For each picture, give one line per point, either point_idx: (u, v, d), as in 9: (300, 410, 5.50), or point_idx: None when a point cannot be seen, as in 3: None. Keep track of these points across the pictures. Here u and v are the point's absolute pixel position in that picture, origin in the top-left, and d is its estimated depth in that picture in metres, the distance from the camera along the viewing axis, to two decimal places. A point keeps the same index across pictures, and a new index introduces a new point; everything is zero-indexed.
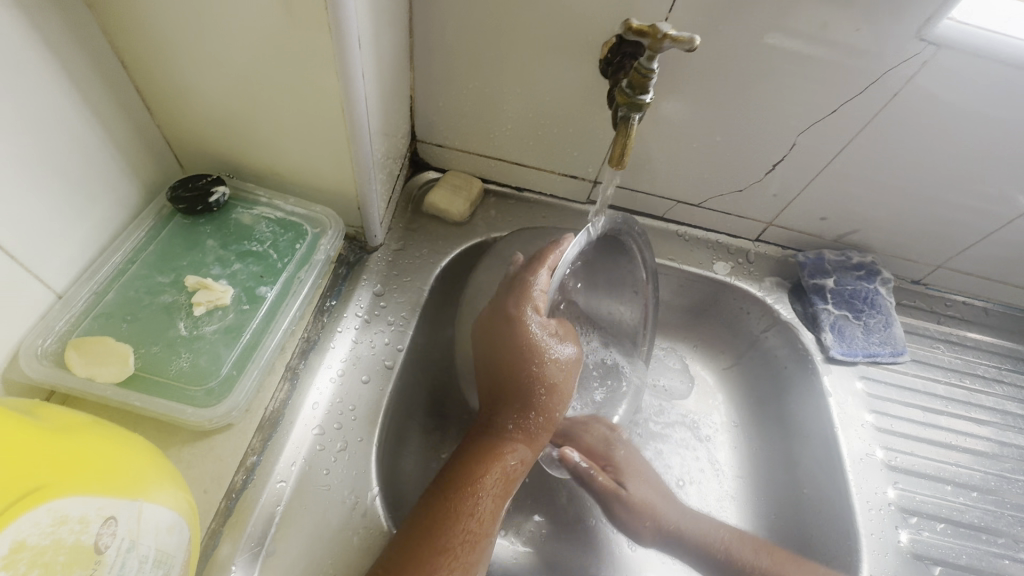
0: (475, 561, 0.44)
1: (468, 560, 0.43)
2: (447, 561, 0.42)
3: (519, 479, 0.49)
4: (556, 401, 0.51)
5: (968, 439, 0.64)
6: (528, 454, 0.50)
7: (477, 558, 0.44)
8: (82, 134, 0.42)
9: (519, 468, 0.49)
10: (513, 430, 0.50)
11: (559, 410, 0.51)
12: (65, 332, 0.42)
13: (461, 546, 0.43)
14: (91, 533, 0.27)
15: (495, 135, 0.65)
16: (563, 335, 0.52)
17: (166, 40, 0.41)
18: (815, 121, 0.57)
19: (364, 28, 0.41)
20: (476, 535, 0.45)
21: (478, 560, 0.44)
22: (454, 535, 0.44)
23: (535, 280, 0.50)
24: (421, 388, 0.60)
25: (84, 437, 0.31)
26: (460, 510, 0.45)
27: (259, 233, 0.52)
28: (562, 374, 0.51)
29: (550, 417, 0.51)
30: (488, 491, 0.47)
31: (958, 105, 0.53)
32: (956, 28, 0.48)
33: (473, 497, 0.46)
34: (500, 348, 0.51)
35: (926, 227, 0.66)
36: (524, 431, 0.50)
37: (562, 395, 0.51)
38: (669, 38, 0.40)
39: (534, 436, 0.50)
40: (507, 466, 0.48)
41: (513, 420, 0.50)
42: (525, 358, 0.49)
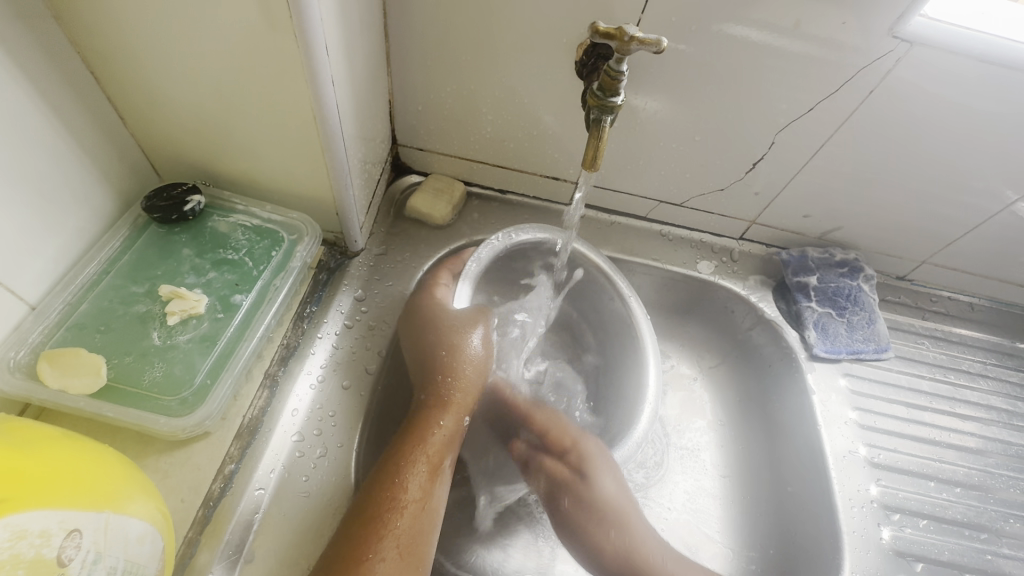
0: (407, 529, 0.45)
1: (399, 527, 0.45)
2: (376, 533, 0.43)
3: (448, 449, 0.50)
4: (462, 366, 0.53)
5: (953, 435, 0.64)
6: (451, 421, 0.51)
7: (412, 526, 0.45)
8: (53, 146, 0.42)
9: (443, 435, 0.50)
10: (434, 402, 0.52)
11: (468, 373, 0.53)
12: (40, 343, 0.42)
13: (388, 514, 0.45)
14: (53, 547, 0.27)
15: (475, 138, 0.65)
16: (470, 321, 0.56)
17: (134, 51, 0.41)
18: (792, 120, 0.58)
19: (332, 35, 0.41)
20: (404, 502, 0.46)
21: (412, 527, 0.45)
22: (383, 505, 0.45)
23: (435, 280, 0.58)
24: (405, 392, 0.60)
25: (48, 449, 0.31)
26: (385, 482, 0.46)
27: (234, 241, 0.52)
28: (465, 347, 0.54)
29: (464, 386, 0.53)
30: (413, 462, 0.48)
31: (933, 101, 0.53)
32: (927, 26, 0.48)
33: (401, 468, 0.47)
34: (415, 336, 0.55)
35: (908, 223, 0.66)
36: (441, 400, 0.52)
37: (467, 359, 0.54)
38: (636, 41, 0.40)
39: (450, 404, 0.52)
40: (429, 436, 0.50)
41: (432, 392, 0.52)
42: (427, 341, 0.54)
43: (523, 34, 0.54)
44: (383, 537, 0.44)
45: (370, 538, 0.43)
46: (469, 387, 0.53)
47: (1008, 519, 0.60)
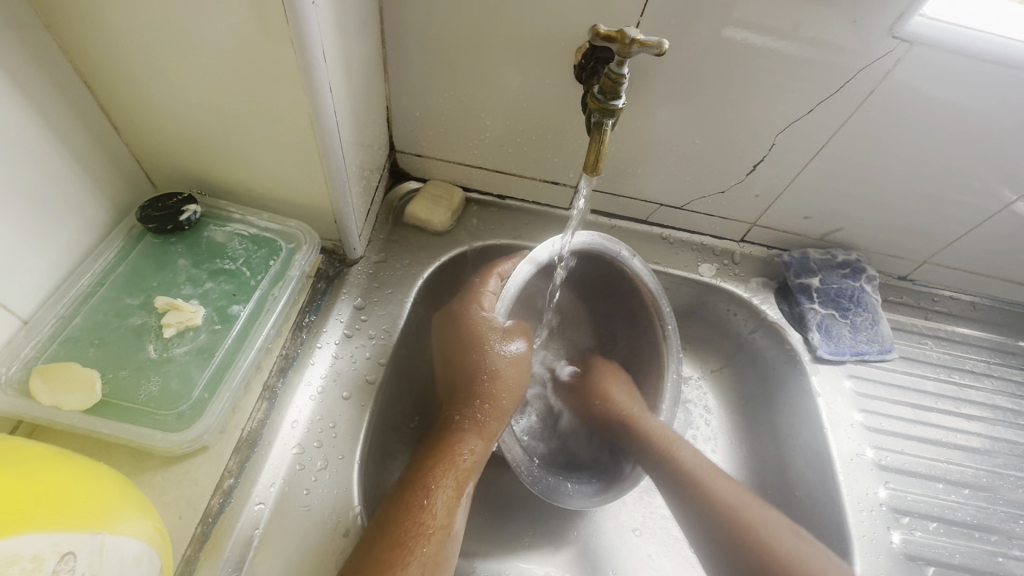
0: (433, 555, 0.44)
1: (425, 554, 0.43)
2: (403, 557, 0.42)
3: (475, 473, 0.50)
4: (501, 389, 0.53)
5: (959, 436, 0.64)
6: (481, 446, 0.51)
7: (438, 552, 0.44)
8: (44, 157, 0.41)
9: (473, 461, 0.50)
10: (466, 424, 0.51)
11: (505, 399, 0.53)
12: (31, 359, 0.41)
13: (415, 539, 0.44)
14: (45, 572, 0.26)
15: (473, 144, 0.65)
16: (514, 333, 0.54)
17: (128, 60, 0.41)
18: (792, 121, 0.57)
19: (328, 41, 0.40)
20: (432, 528, 0.45)
21: (437, 553, 0.44)
22: (410, 529, 0.44)
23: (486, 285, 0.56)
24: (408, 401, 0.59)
25: (39, 469, 0.29)
26: (414, 504, 0.45)
27: (231, 251, 0.51)
28: (506, 365, 0.53)
29: (500, 407, 0.52)
30: (443, 484, 0.47)
31: (933, 101, 0.53)
32: (927, 26, 0.48)
33: (429, 490, 0.47)
34: (454, 349, 0.54)
35: (910, 223, 0.66)
36: (475, 422, 0.51)
37: (507, 383, 0.53)
38: (637, 43, 0.40)
39: (483, 427, 0.51)
40: (460, 459, 0.49)
41: (465, 413, 0.52)
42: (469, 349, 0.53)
43: (521, 39, 0.54)
44: (409, 564, 0.42)
45: (397, 563, 0.42)
46: (504, 413, 0.53)
47: (1017, 520, 0.59)
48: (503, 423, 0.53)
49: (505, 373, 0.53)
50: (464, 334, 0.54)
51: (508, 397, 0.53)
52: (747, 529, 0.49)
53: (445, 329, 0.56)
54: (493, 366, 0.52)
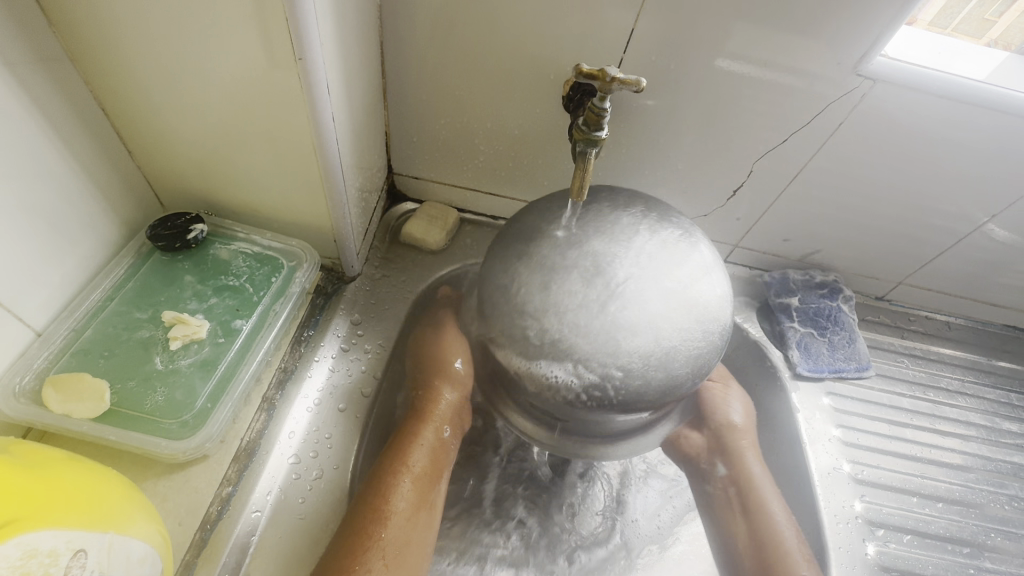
0: (393, 539, 0.46)
1: (383, 537, 0.46)
2: (363, 544, 0.45)
3: (434, 461, 0.53)
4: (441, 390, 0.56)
5: (934, 451, 0.66)
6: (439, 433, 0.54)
7: (397, 535, 0.47)
8: (64, 180, 0.44)
9: (427, 449, 0.52)
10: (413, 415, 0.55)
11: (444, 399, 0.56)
12: (43, 369, 0.43)
13: (373, 524, 0.46)
14: (60, 566, 0.28)
15: (468, 167, 0.68)
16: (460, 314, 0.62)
17: (145, 90, 0.44)
18: (769, 149, 0.61)
19: (332, 75, 0.44)
20: (388, 513, 0.47)
21: (399, 537, 0.47)
22: (367, 516, 0.47)
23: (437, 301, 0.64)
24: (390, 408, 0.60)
25: (56, 472, 0.32)
26: (370, 493, 0.48)
27: (235, 268, 0.54)
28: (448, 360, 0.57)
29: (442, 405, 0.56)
30: (400, 474, 0.50)
31: (898, 131, 0.56)
32: (889, 65, 0.52)
33: (384, 481, 0.49)
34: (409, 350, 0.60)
35: (884, 245, 0.69)
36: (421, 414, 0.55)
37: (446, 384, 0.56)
38: (617, 81, 0.43)
39: (431, 418, 0.54)
40: (415, 450, 0.52)
41: (415, 409, 0.55)
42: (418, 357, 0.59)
43: (514, 71, 0.57)
44: (369, 549, 0.45)
45: (356, 552, 0.45)
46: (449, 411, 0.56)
47: (990, 533, 0.61)
48: (451, 413, 0.56)
49: (444, 378, 0.57)
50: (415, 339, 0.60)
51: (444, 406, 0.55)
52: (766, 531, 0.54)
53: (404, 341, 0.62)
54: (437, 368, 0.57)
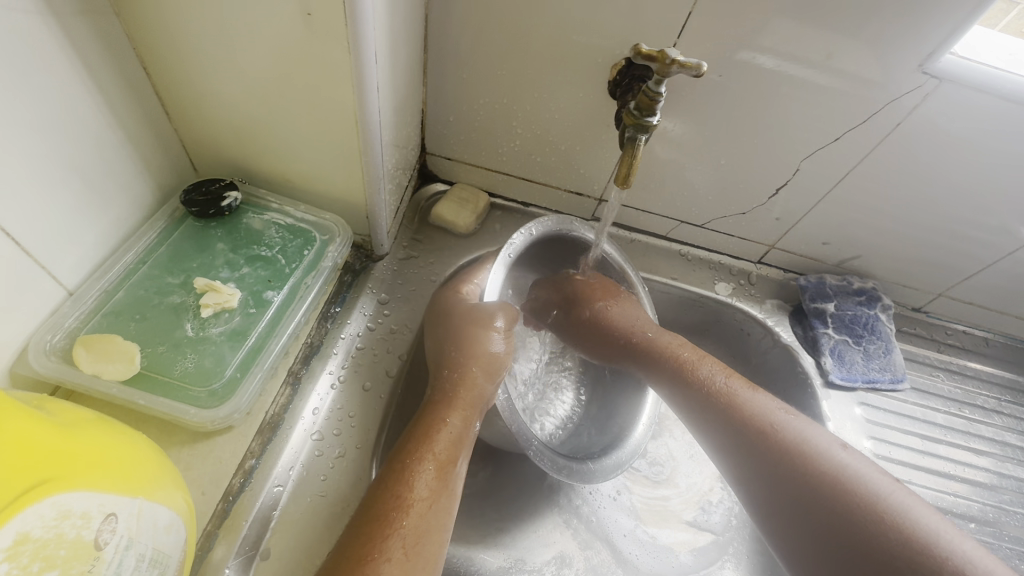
0: (413, 528, 0.41)
1: (405, 527, 0.41)
2: (382, 531, 0.40)
3: (455, 448, 0.47)
4: (467, 379, 0.51)
5: (966, 469, 0.64)
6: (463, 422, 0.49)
7: (419, 526, 0.41)
8: (103, 138, 0.43)
9: (452, 433, 0.47)
10: (438, 397, 0.50)
11: (475, 382, 0.51)
12: (74, 329, 0.43)
13: (394, 512, 0.41)
14: (92, 529, 0.27)
15: (503, 150, 0.67)
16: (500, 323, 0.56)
17: (189, 49, 0.43)
18: (817, 149, 0.58)
19: (380, 44, 0.42)
20: (411, 501, 0.42)
21: (419, 526, 0.41)
22: (388, 503, 0.42)
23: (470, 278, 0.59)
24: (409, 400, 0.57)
25: (88, 432, 0.31)
26: (391, 477, 0.43)
27: (268, 238, 0.53)
28: (479, 350, 0.53)
29: (473, 391, 0.50)
30: (423, 459, 0.45)
31: (960, 136, 0.54)
32: (957, 64, 0.49)
33: (407, 466, 0.44)
34: (432, 331, 0.56)
35: (928, 256, 0.67)
36: (448, 399, 0.49)
37: (471, 382, 0.51)
38: (677, 64, 0.41)
39: (456, 402, 0.49)
40: (437, 434, 0.46)
41: (441, 389, 0.50)
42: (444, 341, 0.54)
43: (559, 52, 0.55)
44: (388, 538, 0.40)
45: (375, 536, 0.40)
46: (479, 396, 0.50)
47: None
48: (480, 400, 0.51)
49: (478, 362, 0.52)
50: (437, 319, 0.56)
51: (474, 393, 0.50)
52: (799, 459, 0.46)
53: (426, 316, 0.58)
54: (467, 355, 0.52)
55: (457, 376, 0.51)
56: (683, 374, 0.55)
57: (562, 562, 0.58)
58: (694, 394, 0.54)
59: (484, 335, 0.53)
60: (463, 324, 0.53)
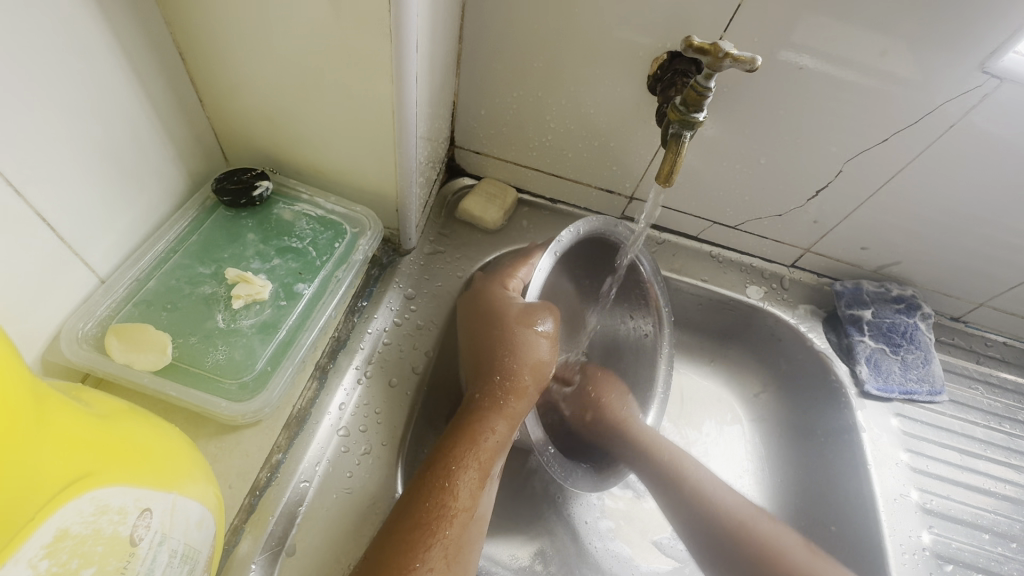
0: (454, 538, 0.42)
1: (447, 536, 0.42)
2: (426, 540, 0.41)
3: (498, 456, 0.47)
4: (518, 385, 0.50)
5: (1007, 486, 0.61)
6: (507, 428, 0.48)
7: (460, 535, 0.43)
8: (136, 124, 0.42)
9: (497, 439, 0.47)
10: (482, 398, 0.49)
11: (525, 387, 0.50)
12: (106, 317, 0.42)
13: (437, 522, 0.42)
14: (128, 524, 0.26)
15: (534, 145, 0.65)
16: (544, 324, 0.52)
17: (225, 35, 0.42)
18: (862, 151, 0.56)
19: (421, 32, 0.41)
20: (454, 511, 0.43)
21: (459, 536, 0.43)
22: (431, 511, 0.42)
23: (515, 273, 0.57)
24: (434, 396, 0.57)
25: (121, 424, 0.30)
26: (436, 485, 0.43)
27: (299, 230, 0.52)
28: (531, 355, 0.51)
29: (521, 396, 0.49)
30: (466, 466, 0.45)
31: (1019, 140, 0.51)
32: (1020, 63, 0.47)
33: (452, 472, 0.44)
34: (474, 321, 0.54)
35: (971, 264, 0.64)
36: (495, 402, 0.49)
37: (522, 387, 0.50)
38: (730, 58, 0.39)
39: (503, 406, 0.49)
40: (482, 440, 0.47)
41: (485, 389, 0.50)
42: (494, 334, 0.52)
43: (598, 45, 0.53)
44: (431, 546, 0.41)
45: (417, 544, 0.41)
46: (527, 401, 0.50)
47: None
48: (528, 407, 0.50)
49: (528, 369, 0.50)
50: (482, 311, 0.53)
51: (521, 400, 0.49)
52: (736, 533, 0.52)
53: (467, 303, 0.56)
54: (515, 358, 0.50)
55: (507, 378, 0.50)
56: (638, 454, 0.58)
57: (543, 558, 0.58)
58: (672, 498, 0.57)
59: (533, 341, 0.51)
60: (511, 325, 0.51)
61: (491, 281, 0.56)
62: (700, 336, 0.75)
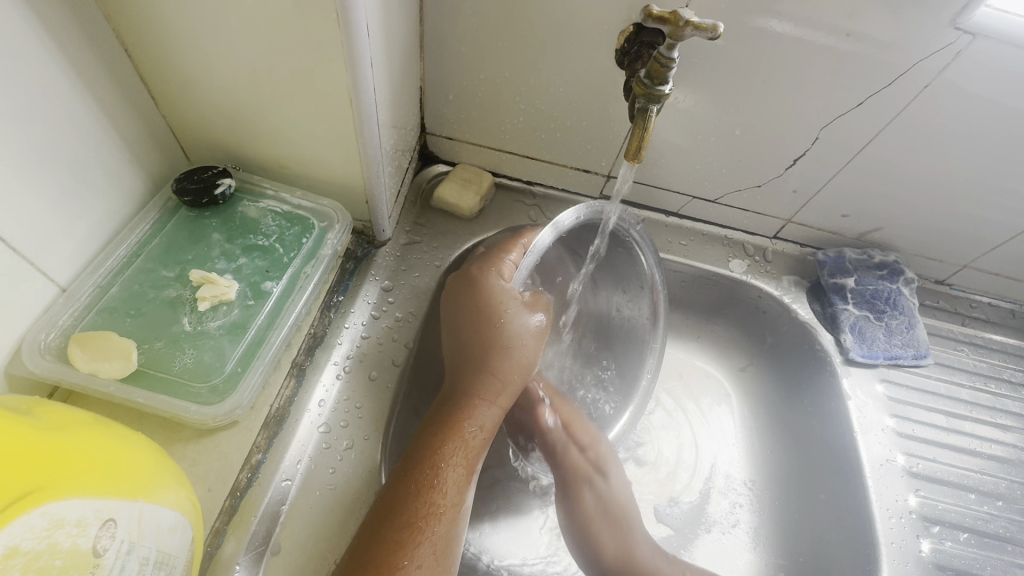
0: (443, 535, 0.43)
1: (436, 533, 0.42)
2: (414, 539, 0.41)
3: (482, 446, 0.48)
4: (506, 376, 0.49)
5: (993, 446, 0.62)
6: (489, 420, 0.48)
7: (448, 531, 0.43)
8: (86, 125, 0.41)
9: (482, 427, 0.48)
10: (477, 395, 0.48)
11: (515, 377, 0.50)
12: (69, 326, 0.41)
13: (425, 519, 0.42)
14: (88, 536, 0.26)
15: (506, 128, 0.64)
16: (531, 305, 0.52)
17: (171, 30, 0.40)
18: (836, 117, 0.55)
19: (373, 15, 0.39)
20: (442, 507, 0.43)
21: (448, 532, 0.43)
22: (419, 510, 0.42)
23: (507, 255, 0.53)
24: (417, 384, 0.56)
25: (80, 436, 0.30)
26: (423, 484, 0.43)
27: (265, 227, 0.51)
28: (522, 342, 0.50)
29: (506, 386, 0.49)
30: (450, 458, 0.45)
31: (994, 96, 0.50)
32: (994, 17, 0.45)
33: (437, 468, 0.44)
34: (465, 316, 0.51)
35: (952, 226, 0.64)
36: (482, 393, 0.48)
37: (515, 370, 0.50)
38: (691, 25, 0.38)
39: (487, 395, 0.48)
40: (468, 434, 0.47)
41: (477, 386, 0.48)
42: (483, 316, 0.50)
43: (562, 20, 0.52)
44: (420, 544, 0.41)
45: (406, 543, 0.41)
46: (514, 389, 0.50)
47: None
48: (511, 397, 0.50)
49: (510, 358, 0.50)
50: (478, 305, 0.51)
51: (507, 389, 0.49)
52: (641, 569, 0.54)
53: (452, 295, 0.53)
54: (501, 343, 0.50)
55: (498, 374, 0.49)
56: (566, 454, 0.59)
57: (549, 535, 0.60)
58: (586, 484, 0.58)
59: (517, 327, 0.50)
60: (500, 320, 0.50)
61: (484, 269, 0.52)
62: (686, 313, 0.75)
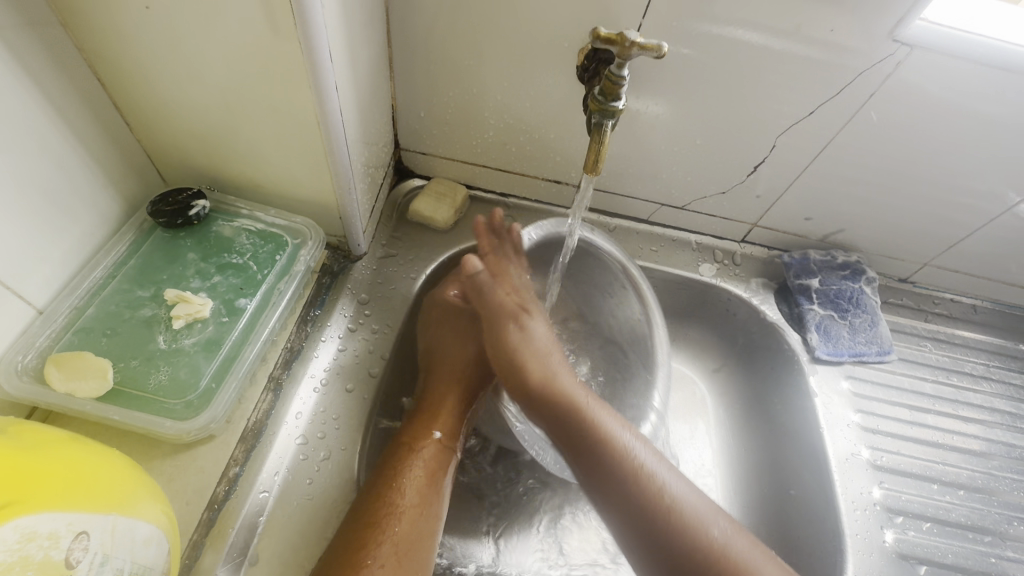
0: (404, 534, 0.45)
1: (396, 532, 0.45)
2: (376, 537, 0.44)
3: (443, 456, 0.52)
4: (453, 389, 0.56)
5: (955, 437, 0.64)
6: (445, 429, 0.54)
7: (410, 532, 0.46)
8: (60, 152, 0.42)
9: (438, 432, 0.53)
10: (437, 403, 0.55)
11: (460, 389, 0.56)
12: (46, 347, 0.43)
13: (386, 519, 0.45)
14: (61, 549, 0.27)
15: (477, 143, 0.66)
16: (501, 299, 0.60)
17: (142, 60, 0.42)
18: (790, 124, 0.58)
19: (336, 42, 0.41)
20: (401, 507, 0.46)
21: (410, 532, 0.45)
22: (381, 510, 0.45)
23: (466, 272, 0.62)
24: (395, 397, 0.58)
25: (53, 454, 0.31)
26: (386, 487, 0.47)
27: (239, 246, 0.53)
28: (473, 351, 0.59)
29: (454, 397, 0.56)
30: (411, 463, 0.49)
31: (935, 102, 0.53)
32: (928, 29, 0.48)
33: (399, 473, 0.48)
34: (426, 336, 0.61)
35: (909, 225, 0.66)
36: (436, 402, 0.55)
37: (460, 382, 0.57)
38: (638, 46, 0.40)
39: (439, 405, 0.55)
40: (425, 444, 0.51)
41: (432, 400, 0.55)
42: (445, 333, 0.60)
43: (524, 40, 0.54)
44: (381, 543, 0.44)
45: (370, 541, 0.43)
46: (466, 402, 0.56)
47: (1012, 522, 0.60)
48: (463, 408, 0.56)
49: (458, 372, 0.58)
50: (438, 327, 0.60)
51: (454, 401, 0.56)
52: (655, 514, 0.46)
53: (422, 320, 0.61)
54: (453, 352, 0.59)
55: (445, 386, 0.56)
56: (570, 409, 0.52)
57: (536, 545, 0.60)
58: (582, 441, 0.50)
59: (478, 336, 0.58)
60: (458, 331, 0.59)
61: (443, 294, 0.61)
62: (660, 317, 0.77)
